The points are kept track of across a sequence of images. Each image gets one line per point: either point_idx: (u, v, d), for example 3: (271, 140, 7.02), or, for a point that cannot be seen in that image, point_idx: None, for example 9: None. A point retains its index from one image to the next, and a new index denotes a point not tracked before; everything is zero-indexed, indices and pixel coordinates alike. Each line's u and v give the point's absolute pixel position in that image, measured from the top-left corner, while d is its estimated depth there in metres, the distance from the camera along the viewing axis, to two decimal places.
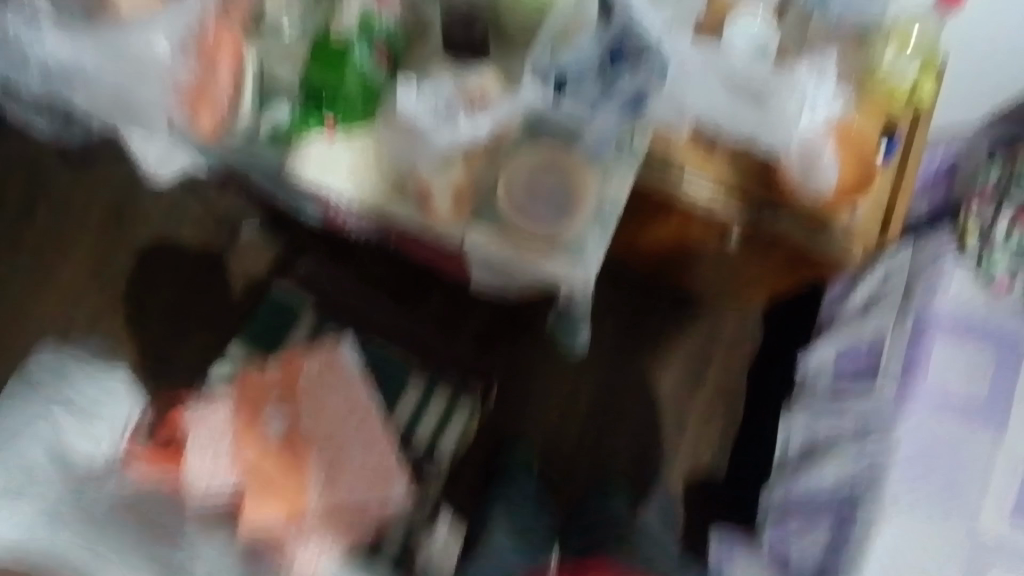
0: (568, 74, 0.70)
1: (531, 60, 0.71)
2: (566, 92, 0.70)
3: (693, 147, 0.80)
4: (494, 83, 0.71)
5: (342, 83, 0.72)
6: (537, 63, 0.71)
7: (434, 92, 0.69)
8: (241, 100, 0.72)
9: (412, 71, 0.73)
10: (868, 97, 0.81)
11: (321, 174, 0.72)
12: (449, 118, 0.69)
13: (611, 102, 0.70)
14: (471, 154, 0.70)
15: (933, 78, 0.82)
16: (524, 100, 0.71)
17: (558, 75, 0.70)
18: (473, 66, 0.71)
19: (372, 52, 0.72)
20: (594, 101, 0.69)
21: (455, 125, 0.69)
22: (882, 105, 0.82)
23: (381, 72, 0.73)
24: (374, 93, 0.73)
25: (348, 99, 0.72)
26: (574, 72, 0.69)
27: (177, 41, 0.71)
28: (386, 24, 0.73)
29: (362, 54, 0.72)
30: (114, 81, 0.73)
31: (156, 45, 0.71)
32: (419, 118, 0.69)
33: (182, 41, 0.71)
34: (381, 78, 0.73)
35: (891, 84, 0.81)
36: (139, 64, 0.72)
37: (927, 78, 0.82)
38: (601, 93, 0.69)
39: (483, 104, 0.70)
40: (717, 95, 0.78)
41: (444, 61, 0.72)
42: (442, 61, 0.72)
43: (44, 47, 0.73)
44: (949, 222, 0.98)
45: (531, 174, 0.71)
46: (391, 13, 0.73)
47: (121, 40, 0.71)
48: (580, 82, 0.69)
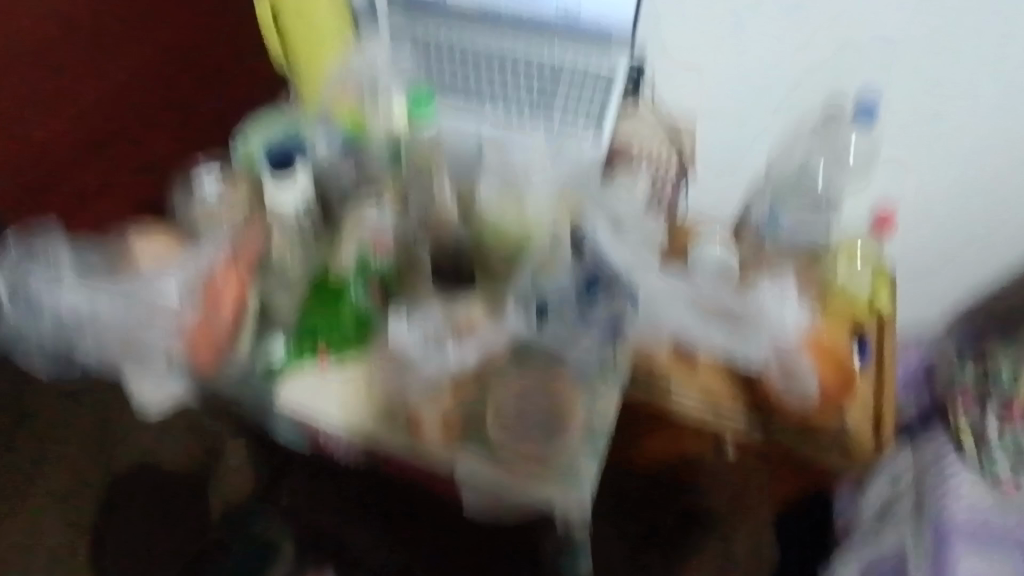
0: (548, 304, 0.71)
1: (511, 290, 0.74)
2: (548, 319, 0.70)
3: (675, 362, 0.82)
4: (481, 312, 0.72)
5: (337, 317, 0.75)
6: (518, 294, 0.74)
7: (427, 326, 0.70)
8: (245, 335, 0.73)
9: (404, 301, 0.74)
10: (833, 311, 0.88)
11: (310, 407, 0.71)
12: (436, 348, 0.69)
13: (588, 326, 0.71)
14: (461, 385, 0.69)
15: (887, 292, 0.94)
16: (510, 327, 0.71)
17: (540, 303, 0.71)
18: (461, 298, 0.73)
19: (367, 287, 0.75)
20: (572, 328, 0.70)
21: (442, 358, 0.69)
22: (844, 315, 0.89)
23: (375, 306, 0.75)
24: (367, 325, 0.75)
25: (342, 331, 0.74)
26: (554, 302, 0.71)
27: (186, 288, 0.72)
28: (381, 265, 0.76)
29: (358, 291, 0.75)
30: (119, 325, 0.70)
31: (169, 296, 0.71)
32: (410, 352, 0.69)
33: (188, 288, 0.72)
34: (375, 309, 0.75)
35: (848, 297, 0.91)
36: (148, 311, 0.70)
37: (882, 292, 0.94)
38: (578, 318, 0.71)
39: (469, 331, 0.70)
40: (687, 316, 0.77)
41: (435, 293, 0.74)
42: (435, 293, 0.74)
43: (65, 307, 0.71)
44: (940, 424, 1.00)
45: (520, 396, 0.67)
46: (384, 253, 0.76)
47: (143, 290, 0.71)
48: (559, 312, 0.71)
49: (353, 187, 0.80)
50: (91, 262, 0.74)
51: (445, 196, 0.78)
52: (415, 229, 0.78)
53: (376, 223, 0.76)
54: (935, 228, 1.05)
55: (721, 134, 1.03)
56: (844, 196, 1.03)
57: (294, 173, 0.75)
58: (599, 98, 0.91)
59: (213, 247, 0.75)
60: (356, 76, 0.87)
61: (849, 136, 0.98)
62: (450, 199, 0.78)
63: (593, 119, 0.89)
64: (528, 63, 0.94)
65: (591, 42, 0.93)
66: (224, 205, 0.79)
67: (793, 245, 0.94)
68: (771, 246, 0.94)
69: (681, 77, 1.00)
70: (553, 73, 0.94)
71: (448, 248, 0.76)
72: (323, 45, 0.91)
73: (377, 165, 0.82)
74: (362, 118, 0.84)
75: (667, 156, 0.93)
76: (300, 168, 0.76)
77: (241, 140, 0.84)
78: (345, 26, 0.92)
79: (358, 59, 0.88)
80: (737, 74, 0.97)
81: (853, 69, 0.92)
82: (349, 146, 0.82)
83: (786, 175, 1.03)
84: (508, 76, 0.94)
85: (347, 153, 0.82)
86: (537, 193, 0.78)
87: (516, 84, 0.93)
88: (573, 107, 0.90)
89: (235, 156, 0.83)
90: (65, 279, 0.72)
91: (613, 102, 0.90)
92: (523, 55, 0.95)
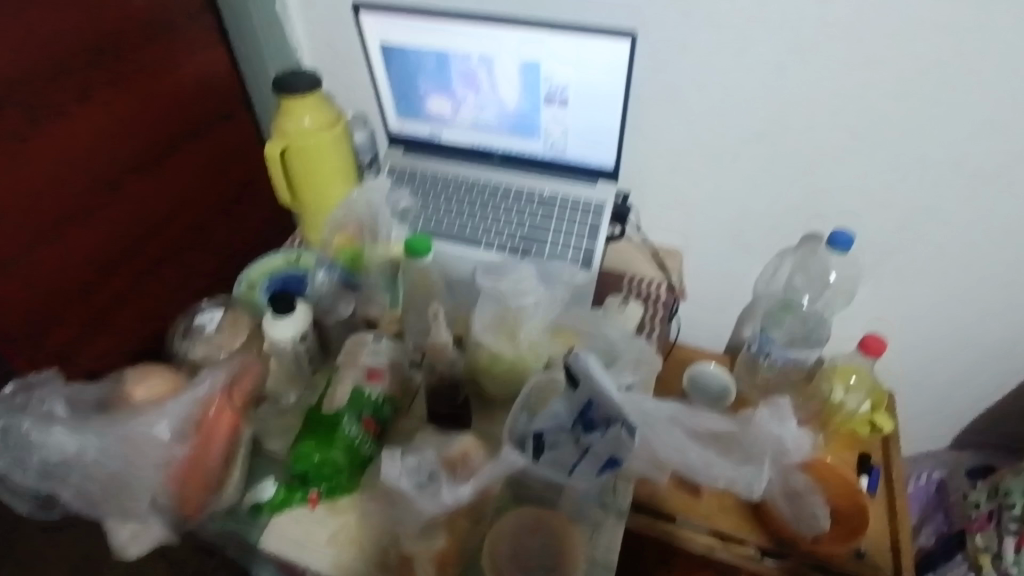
0: (544, 439, 0.66)
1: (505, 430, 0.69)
2: (544, 455, 0.66)
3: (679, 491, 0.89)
4: (476, 448, 0.70)
5: (328, 453, 0.70)
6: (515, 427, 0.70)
7: (419, 464, 0.67)
8: (231, 476, 0.73)
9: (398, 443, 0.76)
10: (834, 434, 0.97)
11: (299, 548, 0.71)
12: (430, 488, 0.64)
13: (585, 462, 0.65)
14: (454, 524, 0.66)
15: (886, 412, 0.96)
16: (505, 461, 0.65)
17: (535, 435, 0.67)
18: (456, 435, 0.72)
19: (360, 421, 0.72)
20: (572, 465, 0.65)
21: (439, 497, 0.64)
22: (849, 439, 0.96)
23: (368, 442, 0.72)
24: (359, 462, 0.72)
25: (333, 469, 0.71)
26: (551, 438, 0.66)
27: (179, 427, 0.69)
28: (375, 396, 0.74)
29: (350, 425, 0.71)
30: (111, 470, 0.68)
31: (162, 432, 0.68)
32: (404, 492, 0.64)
33: (182, 426, 0.69)
34: (369, 445, 0.73)
35: (849, 418, 0.95)
36: (139, 450, 0.67)
37: (882, 412, 0.96)
38: (577, 454, 0.65)
39: (465, 471, 0.67)
40: (689, 445, 0.70)
41: (432, 435, 0.74)
42: (429, 434, 0.74)
43: (51, 446, 0.66)
44: (960, 552, 1.06)
45: (519, 537, 0.68)
46: (380, 385, 0.75)
47: (130, 426, 0.68)
48: (557, 445, 0.66)
49: (351, 319, 0.88)
50: (91, 397, 0.73)
51: (440, 329, 0.76)
52: (409, 355, 0.81)
53: (372, 354, 0.78)
54: (923, 351, 1.07)
55: (712, 262, 1.07)
56: (832, 317, 1.06)
57: (295, 309, 0.79)
58: (589, 224, 0.94)
59: (210, 378, 0.73)
60: (357, 214, 0.95)
61: (831, 264, 1.00)
62: (443, 329, 0.76)
63: (583, 244, 0.93)
64: (522, 193, 0.97)
65: (580, 180, 0.96)
66: (224, 339, 0.82)
67: (783, 366, 0.98)
68: (765, 367, 1.00)
69: (662, 208, 1.02)
70: (544, 203, 0.96)
71: (443, 378, 0.77)
72: (327, 185, 0.96)
73: (377, 293, 0.91)
74: (359, 251, 0.94)
75: (655, 283, 1.00)
76: (300, 305, 0.81)
77: (244, 281, 0.93)
78: (348, 167, 0.97)
79: (359, 197, 0.94)
80: (722, 216, 1.00)
81: (832, 205, 0.93)
82: (350, 279, 0.91)
83: (773, 298, 1.07)
84: (502, 207, 0.97)
85: (347, 286, 0.91)
86: (529, 326, 0.77)
87: (508, 216, 0.96)
88: (564, 233, 0.94)
89: (237, 294, 0.91)
90: (56, 414, 0.69)
91: (603, 229, 0.93)
92: (518, 186, 0.98)
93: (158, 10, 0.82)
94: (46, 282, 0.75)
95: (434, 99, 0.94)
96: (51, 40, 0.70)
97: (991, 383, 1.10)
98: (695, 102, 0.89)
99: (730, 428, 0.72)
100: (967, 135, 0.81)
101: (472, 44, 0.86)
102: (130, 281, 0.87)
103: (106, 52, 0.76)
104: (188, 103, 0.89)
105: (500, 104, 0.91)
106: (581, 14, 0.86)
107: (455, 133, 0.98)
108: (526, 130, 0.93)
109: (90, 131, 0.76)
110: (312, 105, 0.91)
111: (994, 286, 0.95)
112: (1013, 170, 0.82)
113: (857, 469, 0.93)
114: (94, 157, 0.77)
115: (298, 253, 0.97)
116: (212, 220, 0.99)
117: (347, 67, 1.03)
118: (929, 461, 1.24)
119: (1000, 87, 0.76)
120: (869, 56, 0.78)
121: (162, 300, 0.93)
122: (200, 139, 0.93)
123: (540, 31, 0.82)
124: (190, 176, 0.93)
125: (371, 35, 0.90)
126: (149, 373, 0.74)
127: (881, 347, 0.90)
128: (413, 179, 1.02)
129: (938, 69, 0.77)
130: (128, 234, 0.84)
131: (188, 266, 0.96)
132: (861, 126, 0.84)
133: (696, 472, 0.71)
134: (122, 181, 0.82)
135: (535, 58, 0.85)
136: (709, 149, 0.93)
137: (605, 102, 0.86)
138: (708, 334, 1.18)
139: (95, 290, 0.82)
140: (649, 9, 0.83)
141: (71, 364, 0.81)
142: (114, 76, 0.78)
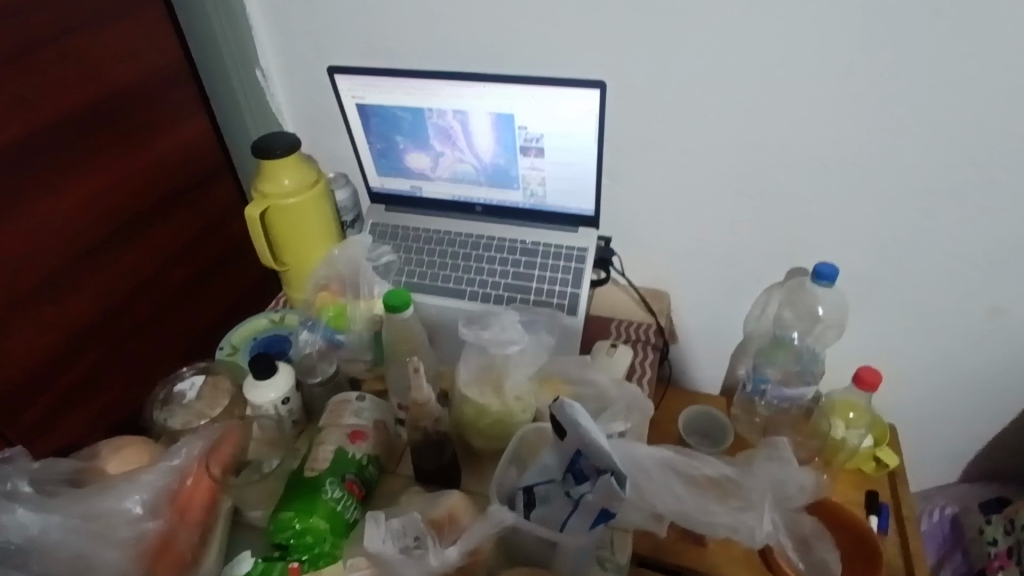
0: (535, 492, 0.64)
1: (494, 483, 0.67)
2: (537, 510, 0.64)
3: (682, 542, 0.83)
4: (463, 505, 0.68)
5: (311, 519, 0.66)
6: (504, 482, 0.68)
7: (404, 528, 0.65)
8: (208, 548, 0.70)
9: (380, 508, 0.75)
10: (839, 473, 0.94)
11: None
12: (417, 553, 0.62)
13: (578, 516, 0.61)
14: None
15: (889, 448, 0.94)
16: (494, 517, 0.62)
17: (524, 490, 0.65)
18: (442, 494, 0.69)
19: (343, 483, 0.70)
20: (563, 518, 0.62)
21: (425, 560, 0.62)
22: (856, 475, 0.94)
23: (351, 505, 0.69)
24: (343, 528, 0.68)
25: (319, 535, 0.66)
26: (543, 491, 0.64)
27: (151, 501, 0.68)
28: (360, 456, 0.73)
29: (333, 488, 0.68)
30: (76, 544, 0.64)
31: (133, 506, 0.67)
32: (387, 556, 0.62)
33: (155, 501, 0.68)
34: (352, 509, 0.70)
35: (851, 454, 0.92)
36: (108, 527, 0.65)
37: (885, 448, 0.94)
38: (570, 506, 0.61)
39: (452, 532, 0.66)
40: (683, 491, 0.67)
41: (419, 496, 0.71)
42: (415, 494, 0.72)
43: (10, 527, 0.62)
44: None
45: None
46: (363, 446, 0.74)
47: (98, 501, 0.66)
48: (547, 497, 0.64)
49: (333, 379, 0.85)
50: (60, 473, 0.69)
51: (423, 384, 0.70)
52: (392, 415, 0.81)
53: (356, 414, 0.76)
54: (917, 380, 1.06)
55: (698, 302, 1.07)
56: (825, 350, 1.05)
57: (276, 370, 0.78)
58: (572, 270, 0.94)
59: (186, 447, 0.71)
60: (339, 271, 0.93)
61: (818, 299, 0.99)
62: (426, 384, 0.71)
63: (567, 289, 0.93)
64: (504, 244, 0.97)
65: (562, 229, 0.96)
66: (203, 406, 0.82)
67: (780, 406, 0.96)
68: (761, 407, 0.99)
69: (642, 249, 1.02)
70: (527, 252, 0.96)
71: (427, 434, 0.74)
72: (307, 245, 0.96)
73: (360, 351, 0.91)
74: (341, 308, 0.91)
75: (645, 325, 1.00)
76: (281, 368, 0.79)
77: (225, 345, 0.93)
78: (328, 225, 0.97)
79: (341, 254, 0.93)
80: (706, 256, 1.00)
81: (813, 240, 0.93)
82: (331, 338, 0.91)
83: (765, 336, 1.06)
84: (485, 259, 0.97)
85: (331, 346, 0.90)
86: (516, 374, 0.75)
87: (489, 265, 0.96)
88: (547, 280, 0.93)
89: (219, 359, 0.89)
90: (20, 492, 0.65)
91: (586, 275, 0.93)
92: (499, 236, 0.98)
93: (138, 83, 0.84)
94: (20, 352, 0.74)
95: (413, 155, 0.95)
96: (28, 115, 0.70)
97: (989, 414, 1.08)
98: (671, 145, 0.90)
99: (731, 473, 0.69)
100: (935, 166, 0.82)
101: (447, 101, 0.88)
102: (108, 349, 0.85)
103: (88, 125, 0.77)
104: (168, 169, 0.90)
105: (477, 157, 0.92)
106: (551, 66, 0.88)
107: (436, 187, 0.99)
108: (505, 181, 0.94)
109: (71, 201, 0.77)
110: (290, 167, 0.90)
111: (981, 315, 0.95)
112: (983, 197, 0.83)
113: (866, 509, 0.89)
114: (72, 227, 0.77)
115: (281, 312, 0.98)
116: (192, 286, 0.98)
117: (327, 130, 1.05)
118: (938, 496, 1.20)
119: (962, 116, 0.78)
120: (836, 92, 0.80)
121: (141, 368, 0.91)
122: (181, 205, 0.94)
123: (512, 83, 0.83)
124: (169, 243, 0.93)
125: (348, 96, 0.92)
126: (125, 444, 0.75)
127: (878, 379, 0.87)
128: (394, 235, 1.02)
129: (901, 101, 0.78)
130: (106, 301, 0.84)
131: (167, 332, 0.95)
132: (833, 162, 0.85)
133: (695, 522, 0.67)
134: (103, 249, 0.82)
135: (508, 110, 0.86)
136: (688, 192, 0.94)
137: (579, 149, 0.87)
138: (701, 373, 1.17)
139: (72, 362, 0.80)
140: (616, 57, 0.85)
141: (41, 441, 0.78)
142: (94, 146, 0.78)
